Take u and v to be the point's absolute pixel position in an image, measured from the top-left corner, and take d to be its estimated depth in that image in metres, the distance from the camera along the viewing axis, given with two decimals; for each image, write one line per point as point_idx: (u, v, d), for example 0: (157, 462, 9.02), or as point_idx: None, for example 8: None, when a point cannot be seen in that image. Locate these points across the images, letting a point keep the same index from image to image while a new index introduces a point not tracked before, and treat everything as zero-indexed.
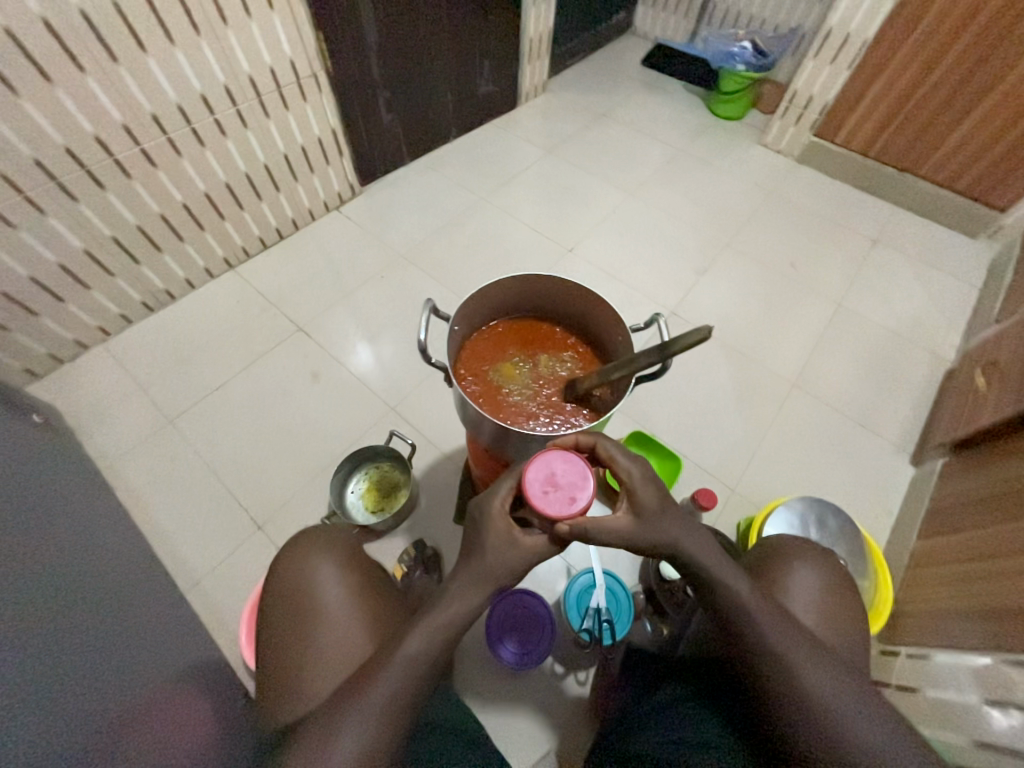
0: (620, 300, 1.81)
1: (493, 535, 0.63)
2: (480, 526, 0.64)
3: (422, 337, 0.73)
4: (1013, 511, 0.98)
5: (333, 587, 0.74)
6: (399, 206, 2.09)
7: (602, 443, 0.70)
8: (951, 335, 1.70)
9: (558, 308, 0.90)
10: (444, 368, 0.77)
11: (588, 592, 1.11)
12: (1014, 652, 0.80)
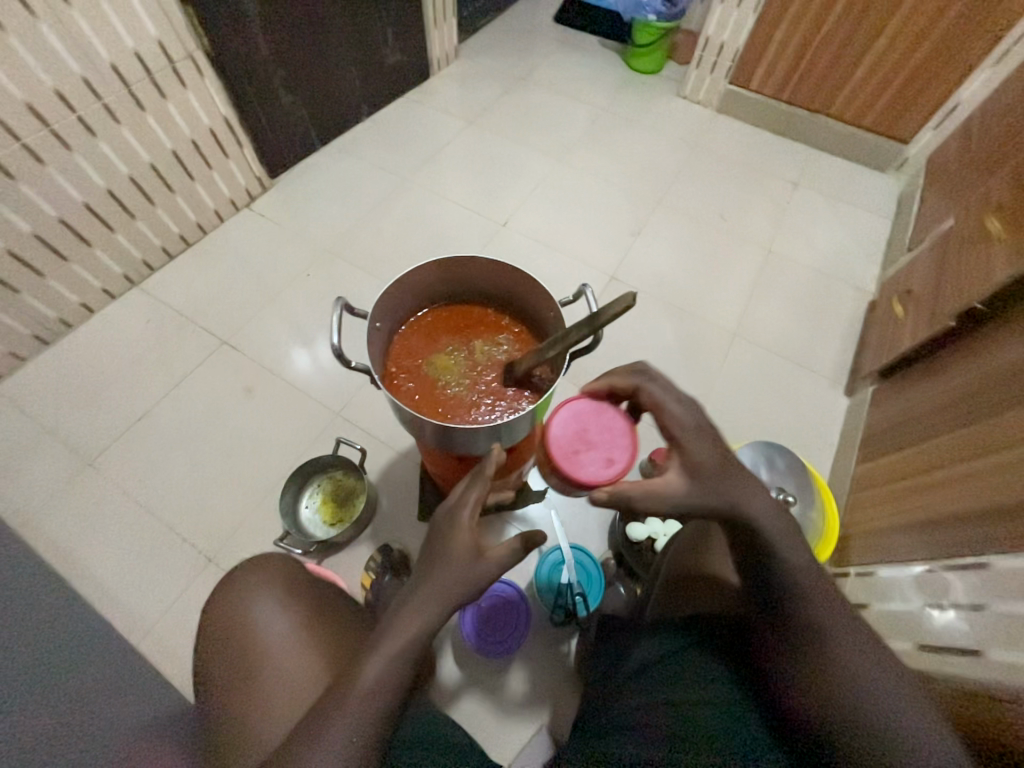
0: (560, 270, 1.78)
1: (458, 547, 0.62)
2: (446, 538, 0.63)
3: (336, 340, 0.67)
4: (938, 429, 1.05)
5: (274, 618, 0.72)
6: (316, 196, 1.94)
7: (647, 388, 0.75)
8: (871, 268, 1.79)
9: (487, 289, 0.86)
10: (368, 370, 0.71)
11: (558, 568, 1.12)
12: (949, 558, 0.87)
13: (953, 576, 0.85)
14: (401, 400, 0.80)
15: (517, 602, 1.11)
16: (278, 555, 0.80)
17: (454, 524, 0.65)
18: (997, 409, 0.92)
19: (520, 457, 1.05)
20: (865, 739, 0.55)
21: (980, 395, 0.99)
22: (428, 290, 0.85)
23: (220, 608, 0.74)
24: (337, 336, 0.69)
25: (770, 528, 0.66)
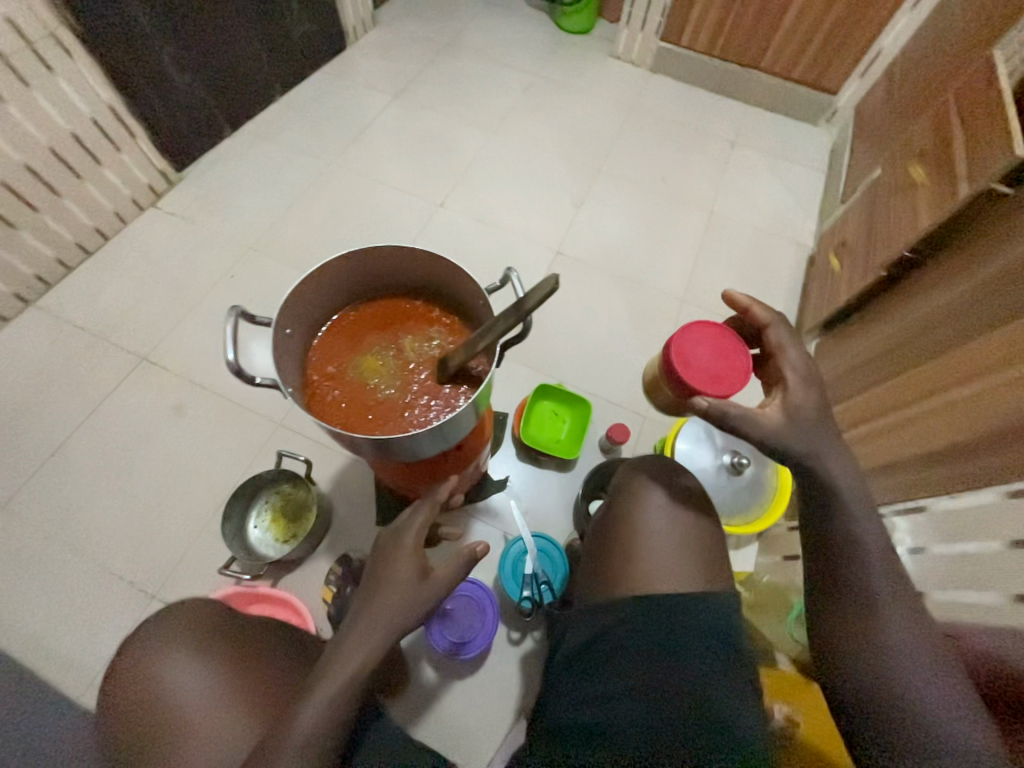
0: (505, 249, 1.71)
1: (402, 572, 0.64)
2: (388, 562, 0.65)
3: (231, 356, 0.59)
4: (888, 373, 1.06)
5: (189, 676, 0.66)
6: (232, 187, 1.77)
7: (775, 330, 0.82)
8: (808, 222, 1.82)
9: (411, 279, 0.79)
10: (276, 383, 0.63)
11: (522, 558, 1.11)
12: (901, 502, 0.89)
13: (897, 521, 0.88)
14: (328, 410, 0.73)
15: (484, 601, 1.09)
16: (190, 600, 0.74)
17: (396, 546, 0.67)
18: (933, 354, 0.94)
19: (470, 453, 1.01)
20: (898, 698, 0.58)
21: (915, 342, 1.01)
22: (345, 286, 0.77)
23: (128, 670, 0.68)
24: (231, 347, 0.60)
25: (847, 488, 0.68)
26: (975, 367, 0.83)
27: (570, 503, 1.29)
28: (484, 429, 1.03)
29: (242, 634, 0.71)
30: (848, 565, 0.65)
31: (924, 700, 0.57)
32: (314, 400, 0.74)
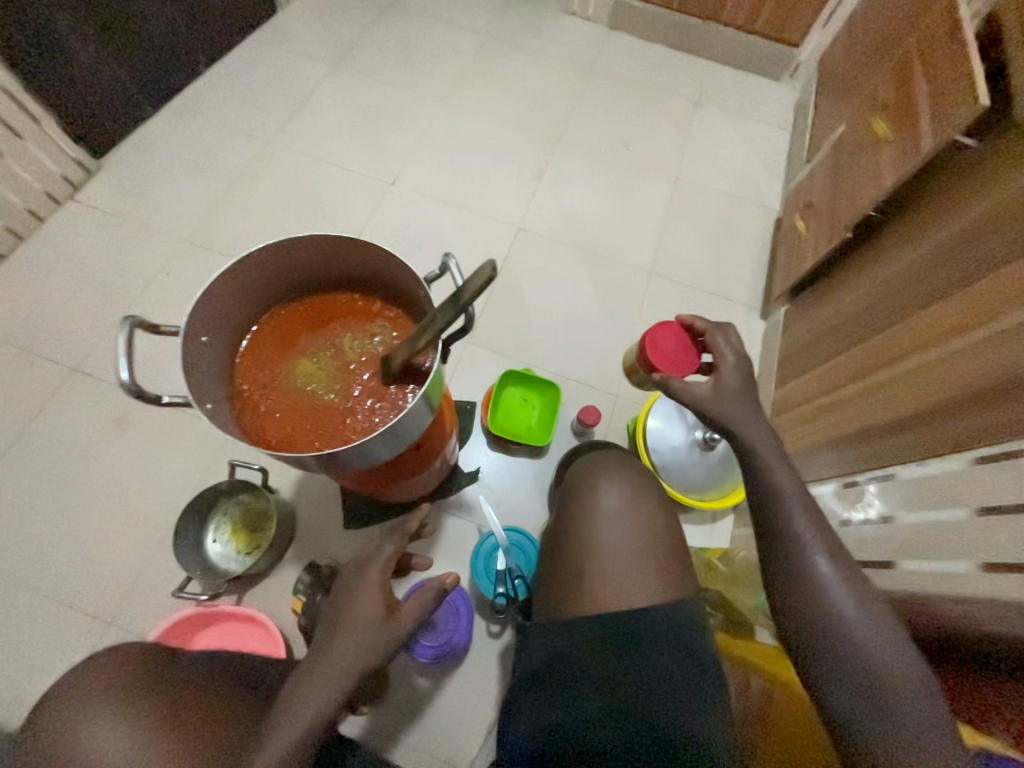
0: (464, 228, 1.62)
1: (367, 607, 0.61)
2: (352, 599, 0.62)
3: (124, 377, 0.52)
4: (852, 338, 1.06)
5: (108, 745, 0.54)
6: (160, 174, 1.62)
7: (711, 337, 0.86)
8: (775, 184, 1.77)
9: (344, 270, 0.71)
10: (183, 401, 0.54)
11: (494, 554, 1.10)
12: (869, 469, 0.88)
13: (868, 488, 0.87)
14: (262, 423, 0.66)
15: (461, 604, 1.07)
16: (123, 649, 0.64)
17: (361, 582, 0.64)
18: (898, 318, 0.92)
19: (431, 451, 0.96)
20: (837, 638, 0.59)
21: (881, 305, 0.99)
22: (270, 284, 0.69)
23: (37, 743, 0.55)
24: (125, 365, 0.53)
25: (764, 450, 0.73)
26: (940, 329, 0.81)
27: (544, 490, 1.26)
28: (446, 427, 0.98)
29: (192, 672, 0.66)
30: (772, 514, 0.68)
31: (858, 635, 0.58)
32: (246, 414, 0.66)
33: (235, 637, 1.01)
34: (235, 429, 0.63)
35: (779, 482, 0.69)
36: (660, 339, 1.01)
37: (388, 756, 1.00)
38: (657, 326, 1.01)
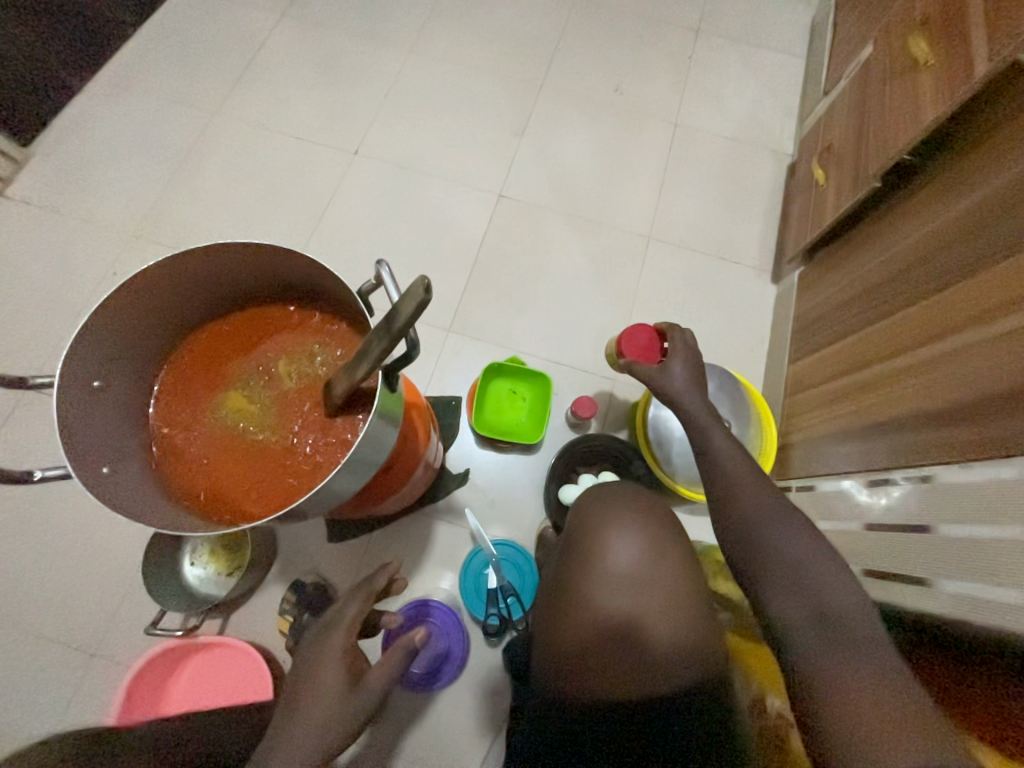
0: (439, 199, 1.45)
1: (328, 680, 0.54)
2: (310, 673, 0.55)
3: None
4: (881, 306, 0.92)
5: None
6: (97, 159, 1.45)
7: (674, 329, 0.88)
8: (787, 123, 1.56)
9: (271, 277, 0.59)
10: (63, 471, 0.45)
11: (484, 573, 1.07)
12: (912, 467, 0.76)
13: (897, 490, 0.78)
14: (187, 472, 0.56)
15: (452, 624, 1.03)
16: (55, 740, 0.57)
17: (321, 650, 0.57)
18: (935, 286, 0.79)
19: (407, 467, 0.86)
20: (788, 589, 0.59)
21: (910, 273, 0.86)
22: (180, 304, 0.57)
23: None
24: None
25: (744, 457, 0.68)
26: (983, 305, 0.70)
27: (539, 487, 1.17)
28: (421, 439, 0.88)
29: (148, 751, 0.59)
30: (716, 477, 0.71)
31: (808, 586, 0.58)
32: (168, 464, 0.56)
33: (217, 663, 0.97)
34: (150, 488, 0.52)
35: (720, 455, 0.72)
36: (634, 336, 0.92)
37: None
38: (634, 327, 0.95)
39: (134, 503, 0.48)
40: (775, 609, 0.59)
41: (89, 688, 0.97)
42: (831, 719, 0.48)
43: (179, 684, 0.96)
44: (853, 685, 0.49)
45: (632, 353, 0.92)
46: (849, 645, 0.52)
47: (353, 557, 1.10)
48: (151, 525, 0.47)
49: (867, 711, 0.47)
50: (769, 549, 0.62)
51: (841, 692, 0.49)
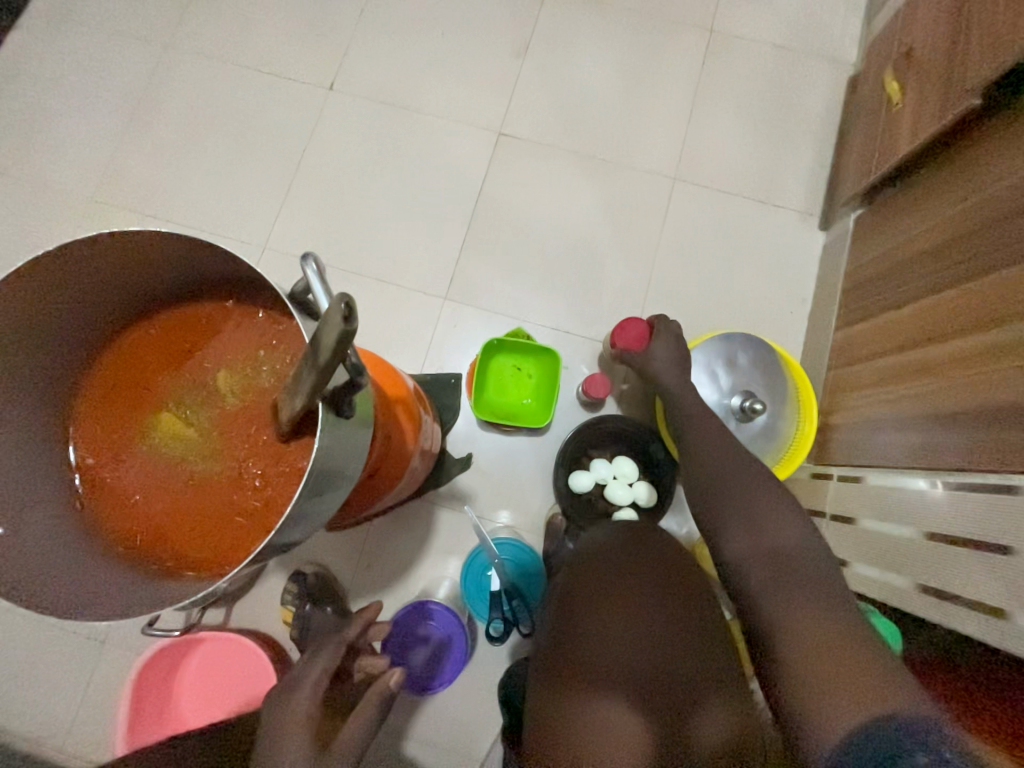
0: (428, 143, 1.25)
1: (295, 751, 0.49)
2: (277, 744, 0.50)
3: None
4: (952, 263, 0.76)
5: None
6: (42, 110, 1.28)
7: (663, 319, 1.00)
8: (852, 23, 1.27)
9: (196, 267, 0.47)
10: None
11: (486, 574, 1.01)
12: (986, 473, 0.64)
13: (954, 490, 0.68)
14: (120, 510, 0.47)
15: (455, 630, 0.98)
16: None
17: (288, 716, 0.53)
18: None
19: (398, 468, 0.76)
20: (749, 535, 0.64)
21: (998, 226, 0.69)
22: (84, 308, 0.46)
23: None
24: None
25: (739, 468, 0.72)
26: None
27: (548, 471, 1.08)
28: (410, 436, 0.77)
29: None
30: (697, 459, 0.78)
31: (768, 535, 0.63)
32: (96, 503, 0.47)
33: (222, 660, 0.96)
34: (66, 539, 0.44)
35: (722, 457, 0.76)
36: (631, 323, 0.99)
37: (401, 752, 0.98)
38: (626, 320, 1.00)
39: (39, 570, 0.40)
40: (730, 550, 0.65)
41: (101, 677, 0.97)
42: (795, 650, 0.53)
43: (184, 682, 0.96)
44: (798, 625, 0.54)
45: (623, 341, 0.99)
46: (800, 582, 0.57)
47: (353, 547, 1.05)
48: (56, 600, 0.39)
49: (813, 653, 0.51)
50: (726, 509, 0.69)
51: (792, 636, 0.54)
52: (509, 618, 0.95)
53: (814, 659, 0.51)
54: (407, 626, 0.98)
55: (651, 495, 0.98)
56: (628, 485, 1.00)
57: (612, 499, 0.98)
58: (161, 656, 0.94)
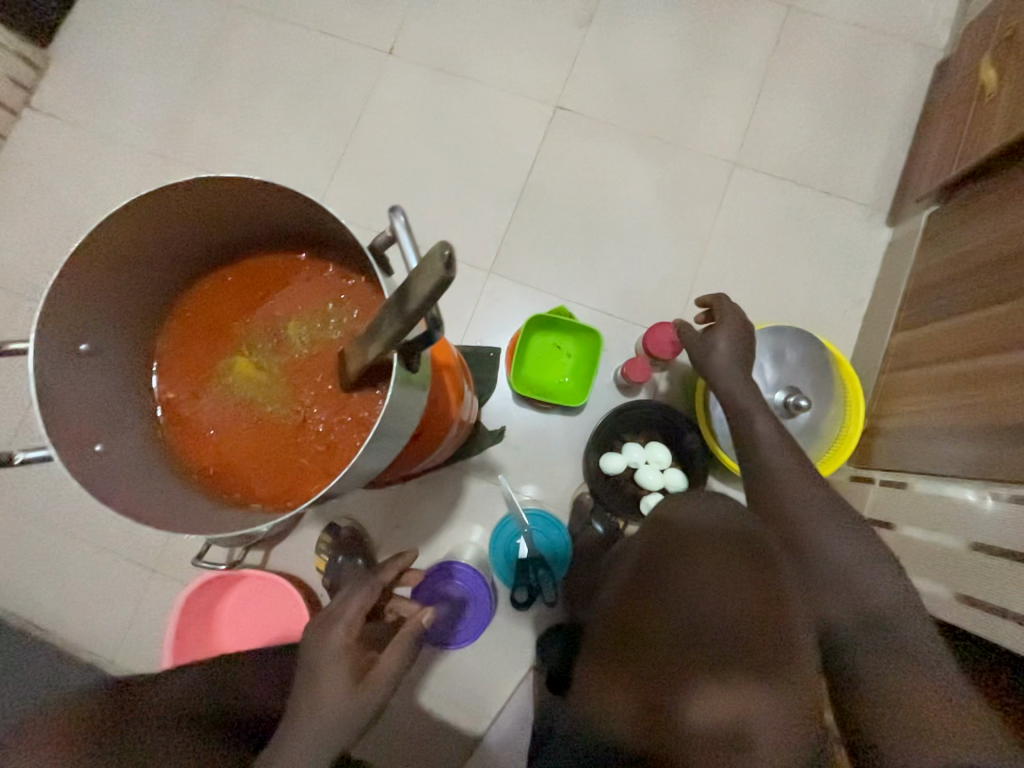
0: (483, 112, 1.24)
1: (331, 681, 0.53)
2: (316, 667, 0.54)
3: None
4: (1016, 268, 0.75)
5: None
6: (115, 64, 1.33)
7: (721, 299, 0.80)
8: (946, 4, 1.18)
9: (277, 218, 0.49)
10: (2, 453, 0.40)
11: (515, 544, 1.03)
12: None
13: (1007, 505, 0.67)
14: (194, 444, 0.51)
15: (479, 590, 1.01)
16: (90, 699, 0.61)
17: (323, 648, 0.56)
18: None
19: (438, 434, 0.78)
20: (839, 582, 0.58)
21: None
22: (173, 253, 0.49)
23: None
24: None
25: None
26: None
27: (579, 451, 1.09)
28: (453, 403, 0.79)
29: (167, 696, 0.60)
30: None
31: (862, 587, 0.57)
32: (173, 435, 0.51)
33: (261, 599, 1.03)
34: (150, 466, 0.48)
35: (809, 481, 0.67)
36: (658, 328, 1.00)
37: (418, 701, 1.03)
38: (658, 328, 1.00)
39: (131, 488, 0.44)
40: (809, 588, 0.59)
41: (151, 601, 1.07)
42: (898, 722, 0.50)
43: (224, 616, 1.03)
44: (908, 694, 0.51)
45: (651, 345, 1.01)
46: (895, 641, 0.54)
47: (384, 505, 1.10)
48: (145, 515, 0.42)
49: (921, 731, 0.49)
50: (820, 550, 0.60)
51: (888, 714, 0.51)
52: (533, 587, 0.99)
53: (912, 731, 0.49)
54: (428, 587, 1.01)
55: (682, 483, 0.99)
56: (659, 470, 1.00)
57: (643, 483, 0.99)
58: (201, 591, 1.02)
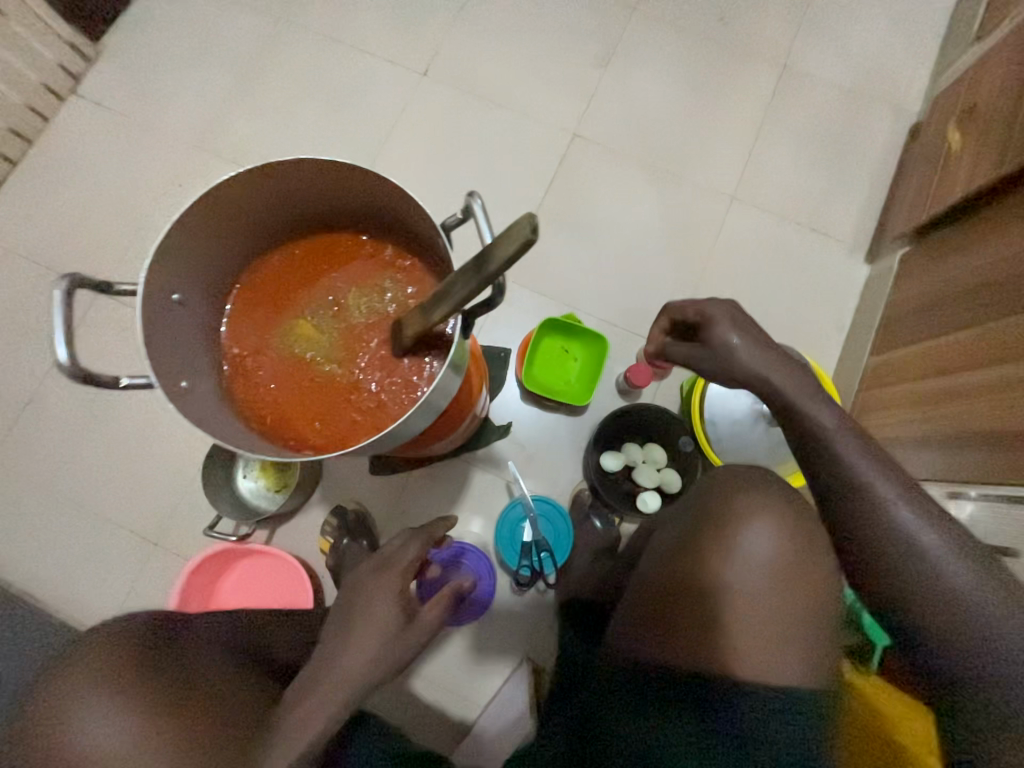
0: (506, 135, 1.35)
1: (366, 624, 0.57)
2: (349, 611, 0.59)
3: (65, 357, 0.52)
4: (975, 302, 0.86)
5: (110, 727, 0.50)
6: (160, 62, 1.41)
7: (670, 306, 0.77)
8: (918, 77, 1.34)
9: (349, 202, 0.56)
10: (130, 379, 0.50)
11: (520, 526, 1.07)
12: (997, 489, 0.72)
13: (982, 509, 0.75)
14: (254, 395, 0.57)
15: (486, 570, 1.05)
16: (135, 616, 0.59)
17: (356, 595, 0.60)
18: None
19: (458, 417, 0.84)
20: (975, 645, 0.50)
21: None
22: (255, 224, 0.56)
23: (50, 693, 0.51)
24: (65, 344, 0.53)
25: None
26: None
27: (580, 450, 1.16)
28: (473, 390, 0.85)
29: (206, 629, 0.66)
30: None
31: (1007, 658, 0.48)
32: (236, 386, 0.57)
33: (264, 575, 1.05)
34: (219, 409, 0.53)
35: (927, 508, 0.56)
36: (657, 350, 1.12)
37: (412, 685, 1.05)
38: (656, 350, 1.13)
39: (210, 422, 0.49)
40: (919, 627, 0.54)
41: (152, 575, 1.08)
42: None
43: (226, 591, 1.04)
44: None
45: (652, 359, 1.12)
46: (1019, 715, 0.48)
47: (391, 491, 1.14)
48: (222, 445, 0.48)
49: None
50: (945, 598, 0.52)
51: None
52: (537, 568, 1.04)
53: None
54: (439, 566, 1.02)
55: (678, 482, 1.05)
56: (655, 470, 1.08)
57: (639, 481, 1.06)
58: (206, 564, 1.03)
